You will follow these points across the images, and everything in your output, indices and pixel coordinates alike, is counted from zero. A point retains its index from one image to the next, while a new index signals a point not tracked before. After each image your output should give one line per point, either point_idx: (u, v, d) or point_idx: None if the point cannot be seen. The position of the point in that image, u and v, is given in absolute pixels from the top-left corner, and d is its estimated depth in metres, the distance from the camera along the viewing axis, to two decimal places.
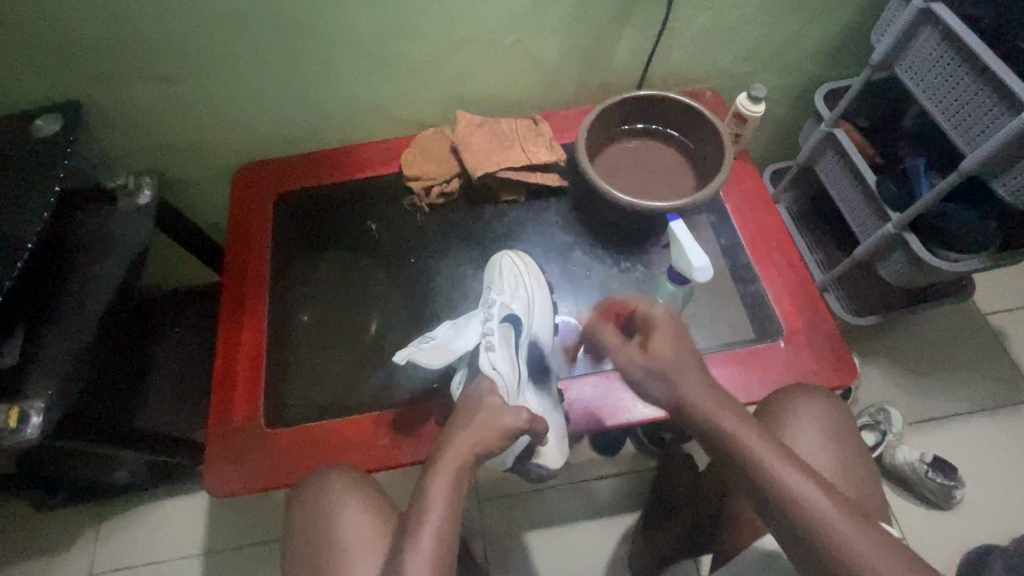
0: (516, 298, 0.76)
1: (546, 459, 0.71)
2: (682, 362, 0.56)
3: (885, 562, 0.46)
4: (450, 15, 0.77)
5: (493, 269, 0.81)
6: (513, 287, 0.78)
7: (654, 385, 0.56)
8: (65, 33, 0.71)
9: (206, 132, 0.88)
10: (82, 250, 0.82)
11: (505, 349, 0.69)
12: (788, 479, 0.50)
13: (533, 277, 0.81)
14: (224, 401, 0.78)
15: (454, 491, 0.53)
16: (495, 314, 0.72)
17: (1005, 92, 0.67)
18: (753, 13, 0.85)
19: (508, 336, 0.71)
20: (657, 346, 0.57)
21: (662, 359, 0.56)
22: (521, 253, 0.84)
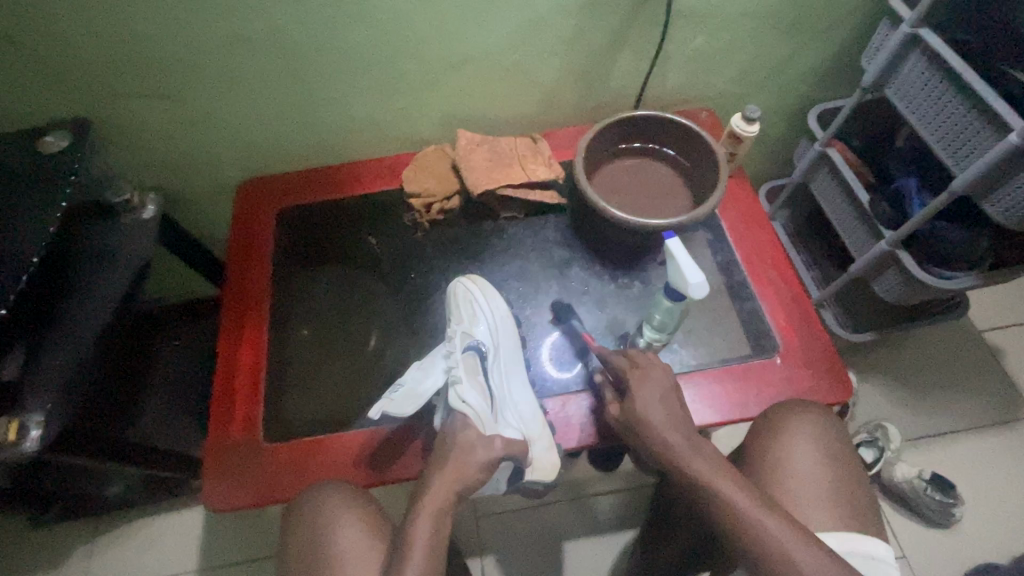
0: (477, 324, 0.78)
1: (540, 473, 0.70)
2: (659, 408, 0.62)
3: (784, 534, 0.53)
4: (451, 35, 0.79)
5: (449, 298, 0.81)
6: (471, 311, 0.78)
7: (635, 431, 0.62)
8: (76, 52, 0.72)
9: (211, 149, 0.90)
10: (85, 264, 0.83)
11: (473, 377, 0.72)
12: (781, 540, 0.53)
13: (489, 299, 0.80)
14: (224, 414, 0.78)
15: (437, 525, 0.57)
16: (456, 345, 0.74)
17: (994, 118, 0.68)
18: (747, 36, 0.87)
19: (472, 365, 0.73)
20: (640, 389, 0.64)
21: (642, 399, 0.63)
22: (476, 277, 0.84)
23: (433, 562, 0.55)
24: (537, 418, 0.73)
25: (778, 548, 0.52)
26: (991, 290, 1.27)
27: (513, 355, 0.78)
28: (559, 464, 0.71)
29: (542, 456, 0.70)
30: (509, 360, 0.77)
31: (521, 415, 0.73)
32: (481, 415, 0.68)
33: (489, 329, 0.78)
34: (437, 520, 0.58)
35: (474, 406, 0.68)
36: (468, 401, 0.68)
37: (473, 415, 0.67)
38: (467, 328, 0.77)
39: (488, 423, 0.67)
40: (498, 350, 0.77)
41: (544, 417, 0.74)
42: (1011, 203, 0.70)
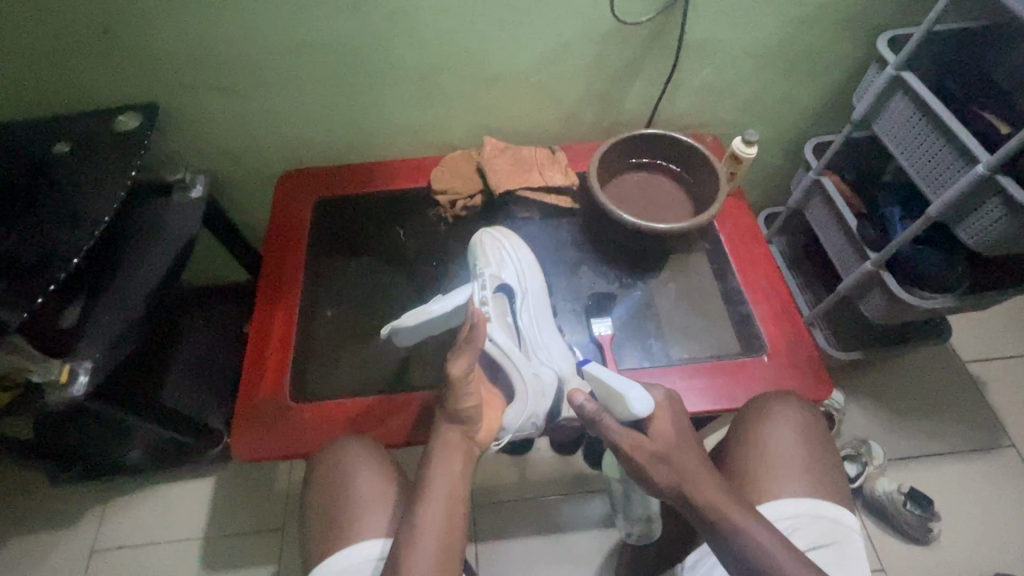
0: (505, 268, 0.85)
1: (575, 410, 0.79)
2: (681, 447, 0.62)
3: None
4: (487, 53, 0.89)
5: (476, 246, 0.89)
6: (498, 258, 0.86)
7: (654, 470, 0.61)
8: (158, 46, 0.82)
9: (259, 140, 0.99)
10: (138, 234, 0.91)
11: (500, 317, 0.81)
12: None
13: (514, 247, 0.88)
14: (254, 376, 0.85)
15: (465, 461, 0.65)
16: (487, 284, 0.82)
17: (964, 151, 0.77)
18: (750, 71, 0.97)
19: (502, 306, 0.82)
20: (660, 427, 0.62)
21: (665, 440, 0.62)
22: (498, 228, 0.93)
23: (457, 494, 0.62)
24: (568, 356, 0.79)
25: None
26: (975, 324, 1.34)
27: (540, 300, 0.84)
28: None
29: (574, 393, 0.77)
30: (536, 303, 0.84)
31: (553, 354, 0.79)
32: (510, 352, 0.76)
33: (516, 274, 0.85)
34: (452, 458, 0.64)
35: (500, 343, 0.76)
36: (495, 338, 0.76)
37: (499, 353, 0.75)
38: (495, 269, 0.85)
39: (518, 360, 0.76)
40: (527, 293, 0.84)
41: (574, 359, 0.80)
42: (980, 229, 0.78)
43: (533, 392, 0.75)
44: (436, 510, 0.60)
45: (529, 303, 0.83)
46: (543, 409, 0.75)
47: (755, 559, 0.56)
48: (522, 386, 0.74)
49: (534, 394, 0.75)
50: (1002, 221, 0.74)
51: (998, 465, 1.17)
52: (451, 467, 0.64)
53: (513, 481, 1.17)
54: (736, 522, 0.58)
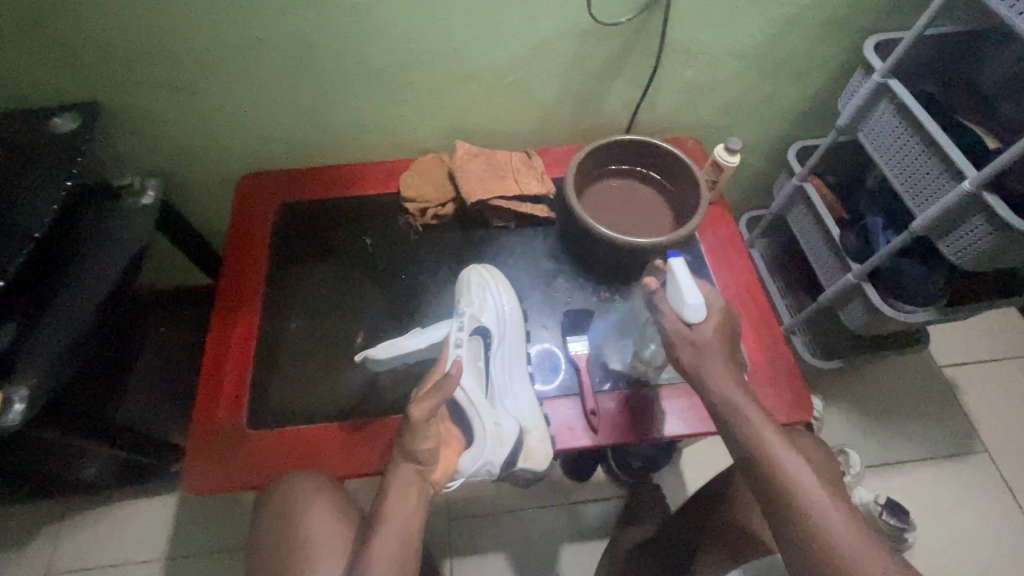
0: (485, 311, 0.83)
1: (533, 462, 0.75)
2: (716, 348, 0.67)
3: (801, 473, 0.60)
4: (457, 52, 0.83)
5: (461, 282, 0.87)
6: (481, 297, 0.84)
7: (687, 359, 0.67)
8: (97, 41, 0.75)
9: (215, 141, 0.92)
10: (81, 243, 0.85)
11: (472, 360, 0.79)
12: (794, 475, 0.60)
13: (500, 286, 0.85)
14: (209, 399, 0.80)
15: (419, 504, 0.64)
16: (466, 326, 0.81)
17: (951, 165, 0.74)
18: (734, 74, 0.93)
19: (476, 350, 0.81)
20: (702, 326, 0.68)
21: (702, 337, 0.67)
22: (490, 264, 0.88)
23: (412, 537, 0.62)
24: (533, 407, 0.78)
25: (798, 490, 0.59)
26: (951, 327, 1.34)
27: (515, 347, 0.82)
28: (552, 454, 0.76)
29: (536, 445, 0.75)
30: (513, 349, 0.82)
31: (518, 404, 0.78)
32: (473, 398, 0.75)
33: (496, 316, 0.83)
34: (407, 497, 0.63)
35: (465, 390, 0.76)
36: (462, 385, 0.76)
37: (465, 400, 0.75)
38: (476, 307, 0.83)
39: (480, 407, 0.75)
40: (504, 338, 0.82)
41: (540, 409, 0.79)
42: (963, 243, 0.75)
43: (490, 439, 0.73)
44: (388, 552, 0.60)
45: (506, 348, 0.82)
46: (501, 458, 0.73)
47: (755, 451, 0.61)
48: (482, 434, 0.73)
49: (492, 442, 0.73)
50: (985, 239, 0.72)
51: (972, 469, 1.18)
52: (405, 504, 0.63)
53: (488, 494, 1.14)
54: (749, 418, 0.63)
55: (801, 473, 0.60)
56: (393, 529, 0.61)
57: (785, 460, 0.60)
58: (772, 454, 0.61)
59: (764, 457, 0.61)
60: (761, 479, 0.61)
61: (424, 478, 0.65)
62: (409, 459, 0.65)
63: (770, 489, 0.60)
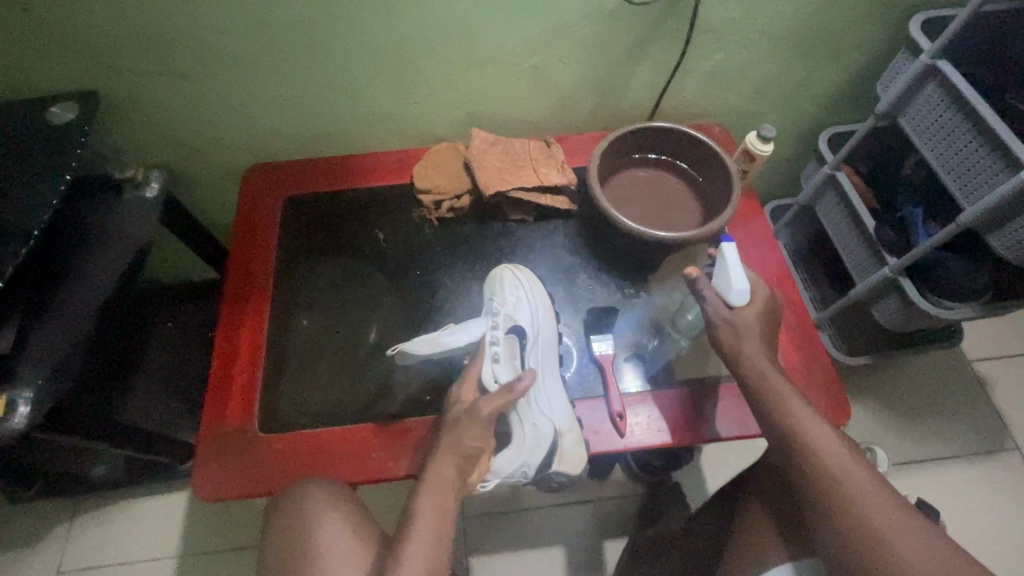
0: (521, 309, 0.79)
1: (566, 466, 0.71)
2: (754, 333, 0.67)
3: (833, 448, 0.59)
4: (474, 35, 0.78)
5: (493, 279, 0.82)
6: (516, 296, 0.80)
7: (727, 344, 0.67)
8: (92, 26, 0.71)
9: (219, 131, 0.88)
10: (83, 239, 0.81)
11: (509, 359, 0.74)
12: (828, 450, 0.59)
13: (534, 286, 0.82)
14: (218, 401, 0.77)
15: (447, 507, 0.60)
16: (501, 325, 0.76)
17: (1006, 153, 0.69)
18: (766, 56, 0.87)
19: (513, 348, 0.76)
20: (744, 311, 0.68)
21: (743, 321, 0.67)
22: (521, 265, 0.85)
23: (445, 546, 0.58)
24: (568, 410, 0.74)
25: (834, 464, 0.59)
26: (982, 321, 1.29)
27: (549, 349, 0.78)
28: (586, 458, 0.72)
29: (571, 449, 0.72)
30: (547, 350, 0.78)
31: (554, 405, 0.74)
32: (512, 398, 0.72)
33: (532, 316, 0.79)
34: (445, 498, 0.60)
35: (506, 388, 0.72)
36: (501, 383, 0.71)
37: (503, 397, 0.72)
38: (512, 305, 0.79)
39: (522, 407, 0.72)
40: (537, 338, 0.78)
41: (573, 412, 0.75)
42: (1017, 238, 0.70)
43: (529, 441, 0.71)
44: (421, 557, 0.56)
45: (540, 349, 0.78)
46: (536, 461, 0.70)
47: (785, 426, 0.62)
48: (521, 436, 0.71)
49: (530, 444, 0.71)
50: None
51: (1003, 468, 1.14)
52: (440, 506, 0.60)
53: (504, 492, 1.11)
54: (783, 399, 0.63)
55: (836, 451, 0.59)
56: (422, 536, 0.57)
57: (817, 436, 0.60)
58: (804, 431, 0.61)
59: (798, 435, 0.61)
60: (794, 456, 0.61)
61: (463, 479, 0.63)
62: (455, 453, 0.63)
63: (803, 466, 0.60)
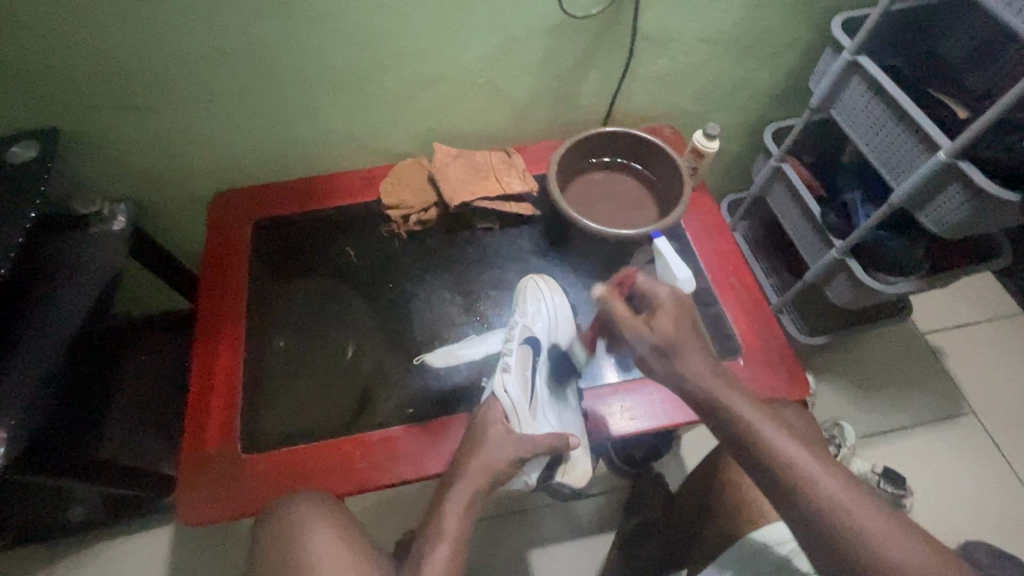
0: (538, 320, 0.80)
1: (572, 477, 0.78)
2: (684, 340, 0.59)
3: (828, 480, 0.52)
4: (429, 55, 0.82)
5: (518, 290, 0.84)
6: (535, 308, 0.81)
7: (662, 366, 0.59)
8: (51, 66, 0.72)
9: (184, 161, 0.89)
10: (52, 276, 0.81)
11: (521, 370, 0.75)
12: (821, 489, 0.51)
13: (556, 298, 0.83)
14: (198, 426, 0.78)
15: (467, 512, 0.61)
16: (516, 336, 0.77)
17: (924, 136, 0.75)
18: (706, 60, 0.93)
19: (526, 359, 0.77)
20: (661, 324, 0.60)
21: (664, 336, 0.59)
22: (546, 278, 0.86)
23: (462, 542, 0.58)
24: (575, 423, 0.78)
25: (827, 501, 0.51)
26: (931, 295, 1.37)
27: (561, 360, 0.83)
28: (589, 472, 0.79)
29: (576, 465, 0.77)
30: (558, 360, 0.83)
31: (563, 417, 0.78)
32: (519, 408, 0.71)
33: (548, 327, 0.81)
34: (468, 509, 0.61)
35: (514, 399, 0.71)
36: (509, 393, 0.71)
37: (512, 409, 0.71)
38: (528, 316, 0.80)
39: (524, 421, 0.71)
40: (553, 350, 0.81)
41: (582, 423, 0.79)
42: (942, 215, 0.76)
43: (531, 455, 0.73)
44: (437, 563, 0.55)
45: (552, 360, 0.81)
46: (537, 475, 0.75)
47: (762, 454, 0.54)
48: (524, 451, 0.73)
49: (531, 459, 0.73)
50: (967, 204, 0.72)
51: (960, 431, 1.21)
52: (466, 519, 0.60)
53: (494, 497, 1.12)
54: (743, 417, 0.55)
55: (815, 467, 0.52)
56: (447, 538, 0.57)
57: (807, 469, 0.52)
58: (791, 466, 0.53)
59: (767, 454, 0.54)
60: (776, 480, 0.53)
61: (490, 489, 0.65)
62: (487, 472, 0.64)
63: (786, 493, 0.52)
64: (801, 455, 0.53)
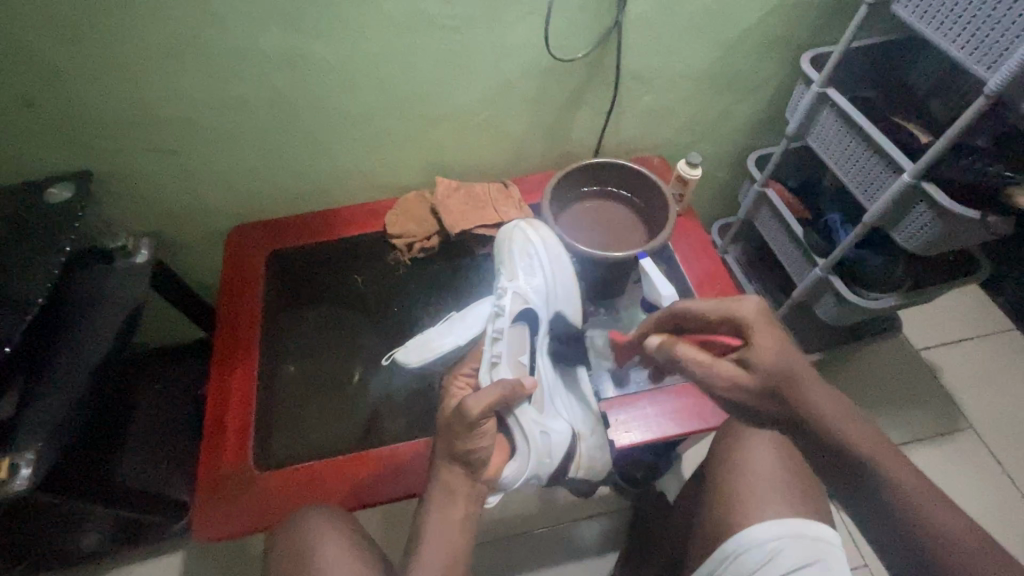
0: (533, 288, 0.84)
1: (585, 471, 0.79)
2: (793, 364, 0.52)
3: (964, 530, 0.46)
4: (430, 97, 0.89)
5: (506, 245, 0.88)
6: (526, 271, 0.84)
7: (766, 407, 0.53)
8: (89, 115, 0.80)
9: (205, 197, 0.96)
10: (80, 307, 0.87)
11: (514, 353, 0.79)
12: (961, 542, 0.46)
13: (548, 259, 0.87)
14: (215, 446, 0.81)
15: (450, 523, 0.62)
16: (505, 310, 0.80)
17: (890, 160, 0.81)
18: (687, 95, 1.00)
19: (518, 338, 0.81)
20: (761, 355, 0.52)
21: (769, 372, 0.52)
22: (535, 224, 0.90)
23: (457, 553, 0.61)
24: (584, 417, 0.81)
25: (963, 551, 0.45)
26: (922, 313, 1.40)
27: (560, 336, 0.86)
28: (607, 461, 0.80)
29: (588, 453, 0.78)
30: None
31: (571, 414, 0.82)
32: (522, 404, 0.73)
33: (544, 295, 0.85)
34: (453, 514, 0.63)
35: None
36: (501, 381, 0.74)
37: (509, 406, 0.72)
38: (520, 287, 0.82)
39: (524, 416, 0.72)
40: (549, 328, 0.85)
41: (593, 416, 0.83)
42: (914, 232, 0.81)
43: (537, 452, 0.72)
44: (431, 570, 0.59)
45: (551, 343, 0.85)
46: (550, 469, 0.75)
47: (885, 494, 0.49)
48: (532, 447, 0.71)
49: (539, 455, 0.72)
50: (932, 222, 0.77)
51: (960, 447, 1.22)
52: (450, 518, 0.63)
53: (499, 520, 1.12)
54: (864, 453, 0.50)
55: (950, 519, 0.47)
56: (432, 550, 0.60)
57: (936, 518, 0.47)
58: (917, 509, 0.48)
59: (887, 493, 0.49)
60: (900, 530, 0.48)
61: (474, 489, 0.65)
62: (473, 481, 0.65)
63: (912, 548, 0.47)
64: (929, 502, 0.48)
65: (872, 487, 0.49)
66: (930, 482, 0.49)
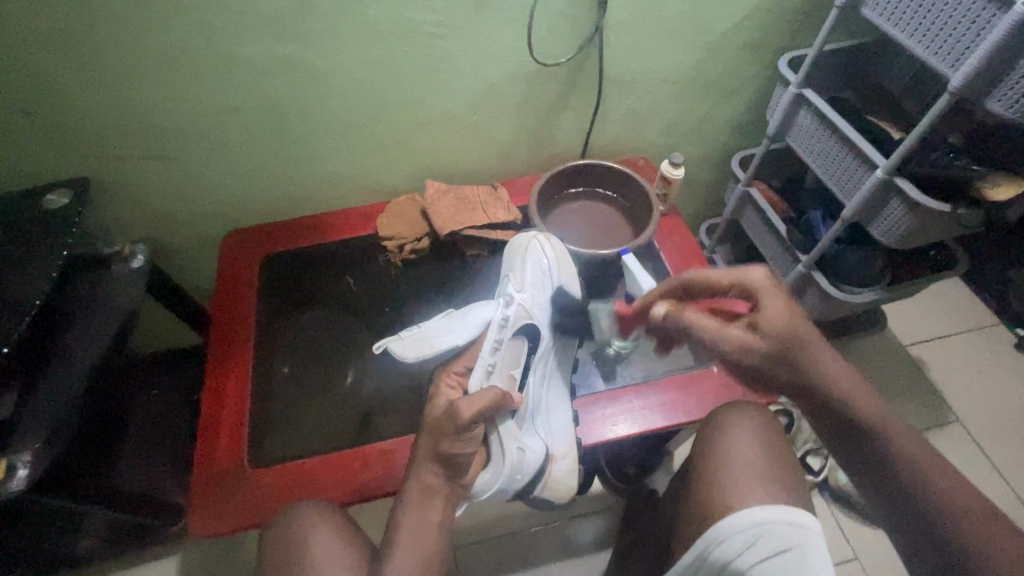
0: (538, 305, 0.86)
1: (554, 490, 0.83)
2: (793, 319, 0.60)
3: (943, 475, 0.55)
4: (417, 101, 0.92)
5: (516, 256, 0.90)
6: (533, 286, 0.87)
7: (770, 365, 0.61)
8: (85, 122, 0.82)
9: (200, 203, 0.98)
10: (77, 311, 0.88)
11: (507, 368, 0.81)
12: (943, 487, 0.54)
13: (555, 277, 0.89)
14: (208, 444, 0.83)
15: (422, 526, 0.65)
16: (509, 323, 0.82)
17: (865, 157, 0.83)
18: (670, 97, 1.03)
19: (515, 352, 0.83)
20: (772, 314, 0.60)
21: (776, 331, 0.59)
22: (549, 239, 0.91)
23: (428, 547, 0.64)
24: (563, 437, 0.83)
25: (944, 491, 0.54)
26: (908, 309, 1.42)
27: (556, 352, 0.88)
28: (573, 487, 0.85)
29: (560, 475, 0.82)
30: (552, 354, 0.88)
31: (551, 428, 0.83)
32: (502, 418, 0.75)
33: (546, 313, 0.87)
34: (429, 519, 0.66)
35: None
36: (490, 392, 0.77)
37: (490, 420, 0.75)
38: (524, 300, 0.85)
39: (504, 430, 0.74)
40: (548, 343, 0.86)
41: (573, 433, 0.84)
42: (889, 226, 0.83)
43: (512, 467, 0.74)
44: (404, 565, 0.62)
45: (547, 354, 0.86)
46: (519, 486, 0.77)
47: (876, 440, 0.58)
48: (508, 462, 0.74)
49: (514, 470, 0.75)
50: (905, 217, 0.80)
51: (948, 440, 1.23)
52: (427, 520, 0.66)
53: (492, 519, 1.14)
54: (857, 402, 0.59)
55: (934, 471, 0.55)
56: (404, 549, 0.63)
57: (919, 465, 0.56)
58: (906, 455, 0.57)
59: (876, 437, 0.58)
60: (886, 470, 0.57)
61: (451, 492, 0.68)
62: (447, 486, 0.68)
63: (896, 484, 0.57)
64: (910, 447, 0.57)
65: (855, 428, 0.59)
66: (919, 438, 0.58)
